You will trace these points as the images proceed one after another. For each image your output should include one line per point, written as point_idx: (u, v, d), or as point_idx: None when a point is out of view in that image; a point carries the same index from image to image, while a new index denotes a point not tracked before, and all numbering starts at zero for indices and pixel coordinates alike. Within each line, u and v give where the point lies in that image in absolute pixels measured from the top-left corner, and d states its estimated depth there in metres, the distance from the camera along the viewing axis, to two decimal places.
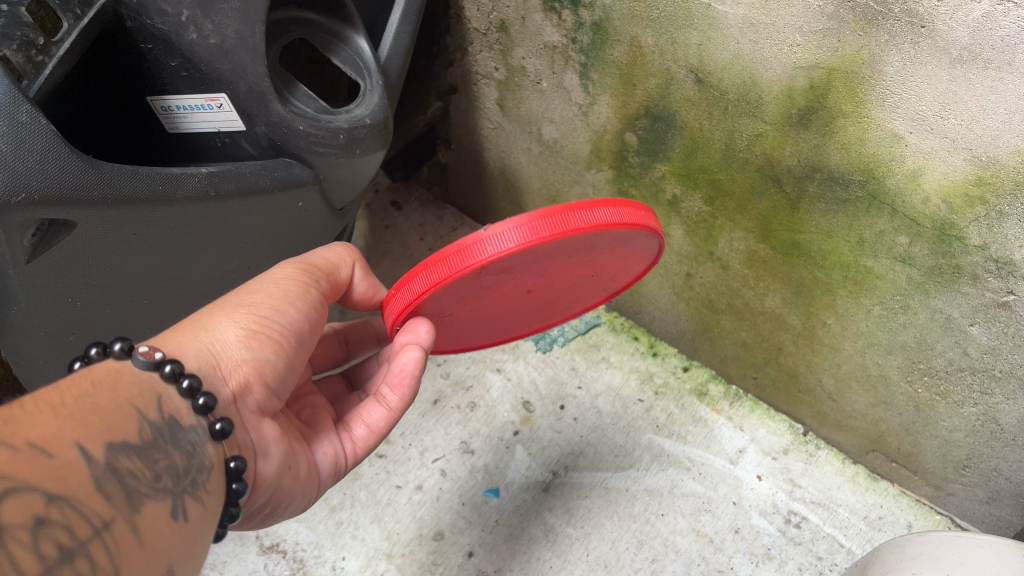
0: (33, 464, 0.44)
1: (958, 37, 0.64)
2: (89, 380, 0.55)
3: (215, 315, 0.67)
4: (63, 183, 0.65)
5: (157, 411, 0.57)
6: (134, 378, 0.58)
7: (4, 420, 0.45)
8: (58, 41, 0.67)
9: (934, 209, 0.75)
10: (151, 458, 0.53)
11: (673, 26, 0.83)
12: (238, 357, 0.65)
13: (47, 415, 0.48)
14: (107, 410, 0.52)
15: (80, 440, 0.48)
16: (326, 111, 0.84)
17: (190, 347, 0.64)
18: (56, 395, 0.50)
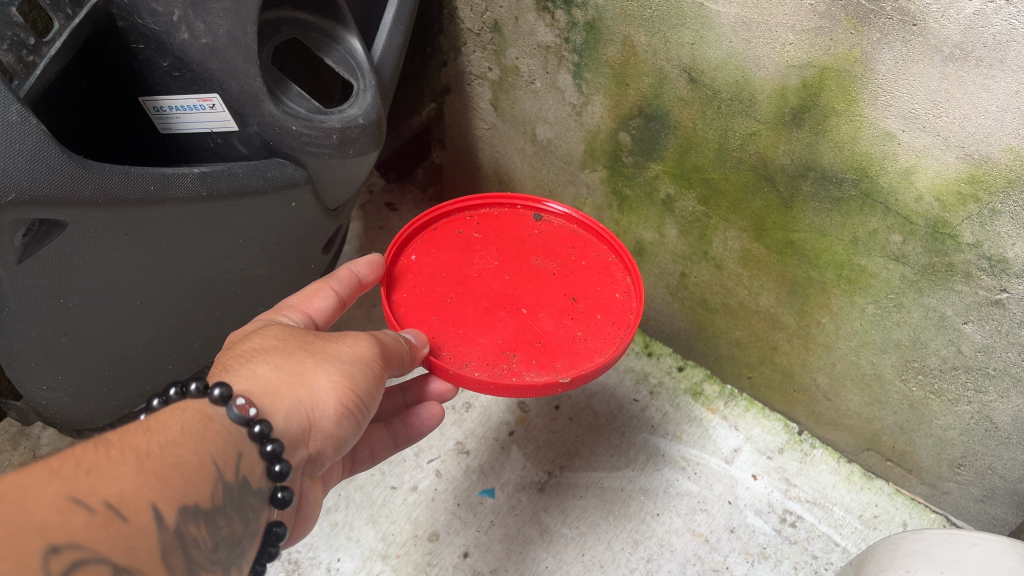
0: (107, 532, 0.47)
1: (950, 36, 0.64)
2: (179, 426, 0.56)
3: (315, 373, 0.65)
4: (53, 183, 0.64)
5: (234, 470, 0.57)
6: (221, 433, 0.58)
7: (88, 473, 0.49)
8: (49, 40, 0.67)
9: (927, 208, 0.75)
10: (214, 525, 0.55)
11: (666, 25, 0.83)
12: (326, 429, 0.65)
13: (130, 468, 0.50)
14: (187, 466, 0.54)
15: (156, 501, 0.50)
16: (319, 111, 0.84)
17: (287, 401, 0.63)
18: (144, 443, 0.53)
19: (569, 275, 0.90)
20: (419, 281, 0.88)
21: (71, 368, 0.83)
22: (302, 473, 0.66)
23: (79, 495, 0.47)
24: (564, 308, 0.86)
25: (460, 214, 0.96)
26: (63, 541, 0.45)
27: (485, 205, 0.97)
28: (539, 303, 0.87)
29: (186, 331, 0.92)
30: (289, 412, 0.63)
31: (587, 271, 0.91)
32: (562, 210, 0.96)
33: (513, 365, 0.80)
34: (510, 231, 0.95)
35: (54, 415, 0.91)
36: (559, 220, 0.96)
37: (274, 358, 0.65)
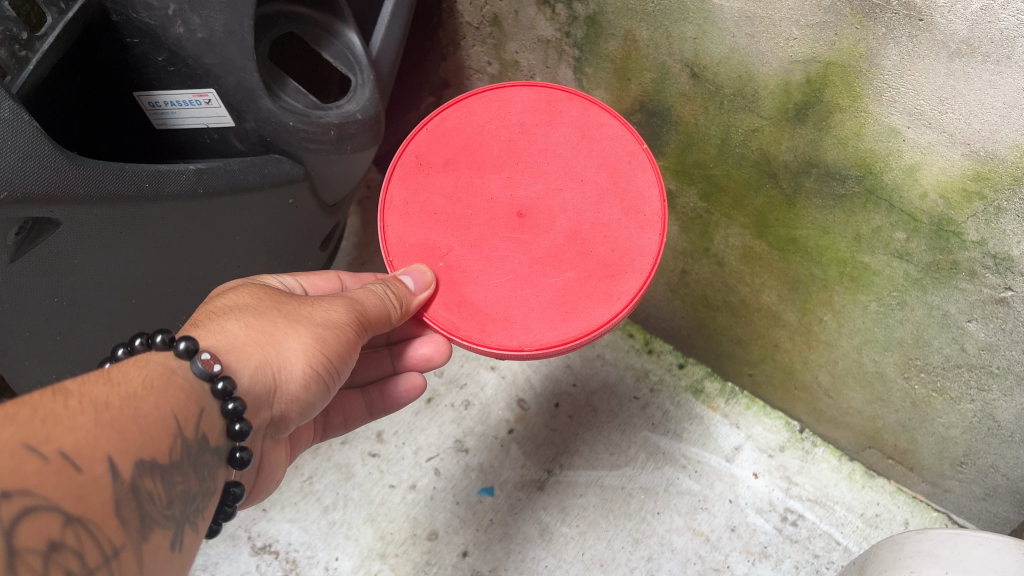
0: (59, 480, 0.47)
1: (956, 31, 0.63)
2: (141, 377, 0.56)
3: (287, 336, 0.68)
4: (47, 180, 0.63)
5: (193, 428, 0.58)
6: (193, 390, 0.59)
7: (43, 422, 0.48)
8: (42, 35, 0.66)
9: (932, 205, 0.75)
10: (170, 480, 0.55)
11: (668, 20, 0.81)
12: (291, 394, 0.68)
13: (88, 419, 0.50)
14: (147, 419, 0.54)
15: (112, 452, 0.50)
16: (317, 106, 0.83)
17: (256, 359, 0.65)
18: (103, 394, 0.52)
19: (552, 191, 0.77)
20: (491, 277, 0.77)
21: (67, 368, 0.83)
22: (266, 433, 0.70)
23: (31, 442, 0.46)
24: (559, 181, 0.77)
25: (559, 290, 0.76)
26: (14, 488, 0.45)
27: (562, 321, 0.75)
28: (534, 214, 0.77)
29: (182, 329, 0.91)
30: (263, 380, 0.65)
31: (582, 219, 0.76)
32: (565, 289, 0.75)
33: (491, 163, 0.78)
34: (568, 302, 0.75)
35: None
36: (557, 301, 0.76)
37: (248, 318, 0.68)
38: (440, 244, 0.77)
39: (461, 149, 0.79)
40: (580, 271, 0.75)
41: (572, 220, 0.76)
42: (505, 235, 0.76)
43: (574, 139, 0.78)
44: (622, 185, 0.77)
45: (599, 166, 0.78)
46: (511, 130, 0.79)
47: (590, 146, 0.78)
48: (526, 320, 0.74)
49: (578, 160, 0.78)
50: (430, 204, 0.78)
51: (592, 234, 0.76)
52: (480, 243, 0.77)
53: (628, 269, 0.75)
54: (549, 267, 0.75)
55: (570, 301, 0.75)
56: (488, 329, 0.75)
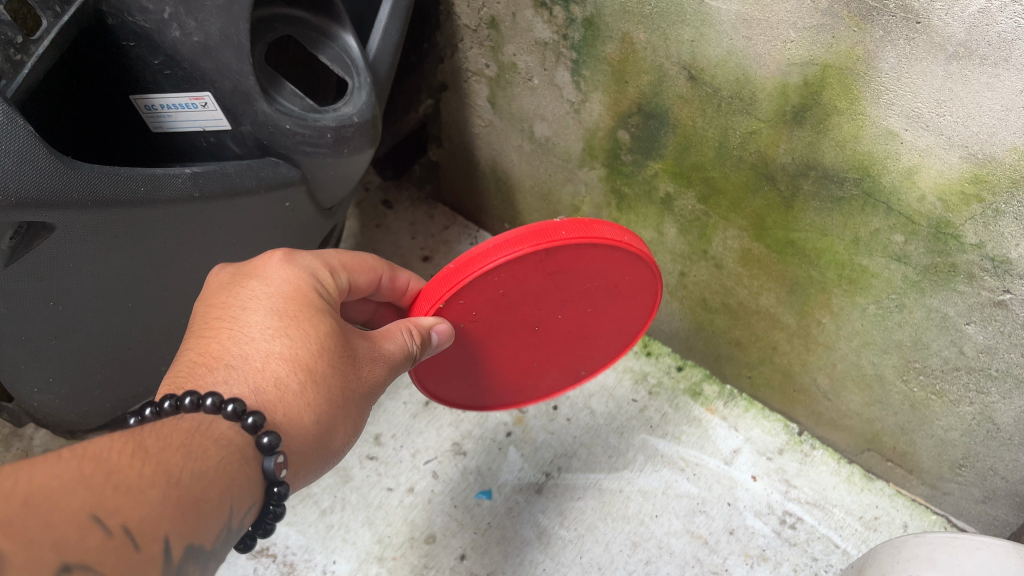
0: (117, 559, 0.43)
1: (954, 33, 0.63)
2: (215, 457, 0.53)
3: (337, 421, 0.65)
4: (41, 184, 0.63)
5: (242, 514, 0.54)
6: (250, 478, 0.56)
7: (114, 490, 0.45)
8: (37, 39, 0.65)
9: (930, 208, 0.74)
10: (211, 570, 0.51)
11: (666, 22, 0.81)
12: (330, 454, 0.66)
13: (155, 494, 0.47)
14: (209, 504, 0.50)
15: (170, 535, 0.46)
16: (313, 109, 0.83)
17: (305, 450, 0.63)
18: (176, 469, 0.50)
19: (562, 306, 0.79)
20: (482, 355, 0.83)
21: (64, 371, 0.82)
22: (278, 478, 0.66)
23: (99, 513, 0.43)
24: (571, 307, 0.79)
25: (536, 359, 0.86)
26: (76, 561, 0.41)
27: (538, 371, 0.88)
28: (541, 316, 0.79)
29: (179, 332, 0.91)
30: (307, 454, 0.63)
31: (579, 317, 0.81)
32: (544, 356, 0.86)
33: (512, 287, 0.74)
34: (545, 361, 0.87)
35: (47, 418, 0.90)
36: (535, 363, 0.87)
37: (298, 371, 0.63)
38: (467, 317, 0.76)
39: (535, 268, 0.72)
40: (538, 361, 0.87)
41: (561, 339, 0.84)
42: (513, 334, 0.81)
43: (616, 297, 0.81)
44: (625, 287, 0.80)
45: (620, 291, 0.80)
46: (587, 276, 0.76)
47: (625, 302, 0.82)
48: (465, 378, 0.87)
49: (612, 302, 0.81)
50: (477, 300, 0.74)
51: (572, 348, 0.86)
52: (493, 329, 0.79)
53: (574, 368, 0.91)
54: (519, 355, 0.85)
55: (515, 371, 0.87)
56: (439, 373, 0.85)
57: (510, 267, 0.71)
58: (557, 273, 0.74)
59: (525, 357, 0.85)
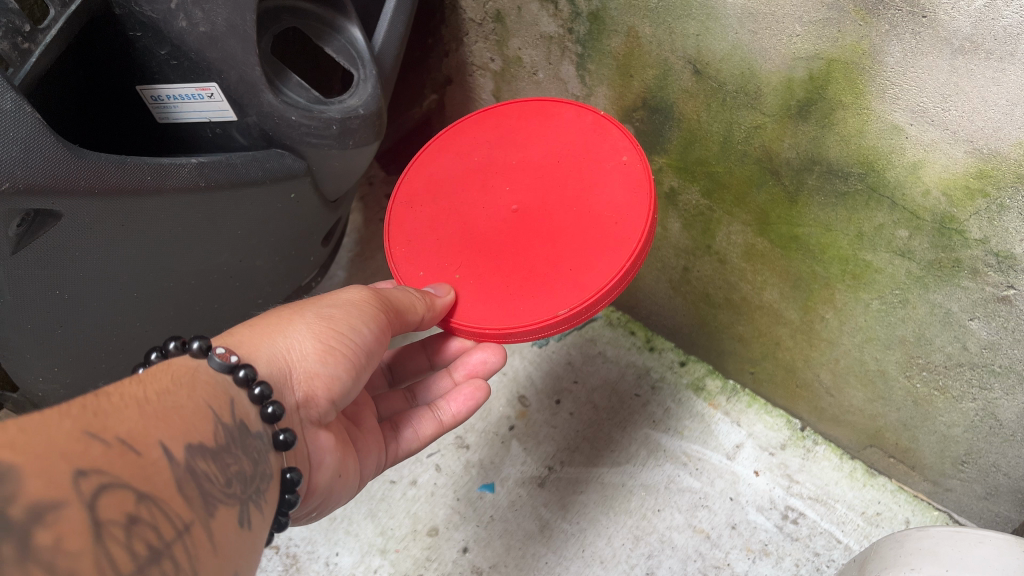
0: (124, 462, 0.48)
1: (960, 28, 0.63)
2: (169, 376, 0.60)
3: (294, 322, 0.73)
4: (47, 172, 0.63)
5: (229, 414, 0.61)
6: (204, 374, 0.63)
7: (96, 414, 0.50)
8: (45, 28, 0.66)
9: (934, 202, 0.74)
10: (223, 462, 0.57)
11: (671, 17, 0.81)
12: (310, 369, 0.71)
13: (133, 410, 0.52)
14: (186, 409, 0.57)
15: (163, 438, 0.52)
16: (319, 101, 0.83)
17: (266, 349, 0.71)
18: (139, 391, 0.55)
19: (515, 180, 0.81)
20: (515, 274, 0.76)
21: (69, 360, 0.83)
22: (301, 418, 0.72)
23: (93, 430, 0.48)
24: (523, 178, 0.80)
25: (570, 238, 0.75)
26: (88, 466, 0.45)
27: (594, 257, 0.74)
28: (511, 201, 0.80)
29: (184, 323, 0.92)
30: (277, 355, 0.71)
31: (555, 180, 0.79)
32: (581, 234, 0.75)
33: (444, 207, 0.83)
34: (591, 235, 0.75)
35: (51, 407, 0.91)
36: (581, 243, 0.75)
37: (258, 318, 0.74)
38: (452, 267, 0.80)
39: (452, 186, 0.83)
40: (576, 188, 0.78)
41: (563, 168, 0.80)
42: (512, 229, 0.78)
43: (556, 144, 0.81)
44: (550, 135, 0.82)
45: (553, 140, 0.82)
46: (484, 154, 0.84)
47: (556, 135, 0.82)
48: (555, 294, 0.73)
49: (548, 148, 0.82)
50: (428, 243, 0.82)
51: (588, 160, 0.79)
52: (490, 244, 0.79)
53: (613, 170, 0.78)
54: (550, 223, 0.77)
55: (588, 228, 0.75)
56: (539, 299, 0.74)
57: (425, 197, 0.84)
58: (469, 169, 0.84)
59: (553, 248, 0.76)
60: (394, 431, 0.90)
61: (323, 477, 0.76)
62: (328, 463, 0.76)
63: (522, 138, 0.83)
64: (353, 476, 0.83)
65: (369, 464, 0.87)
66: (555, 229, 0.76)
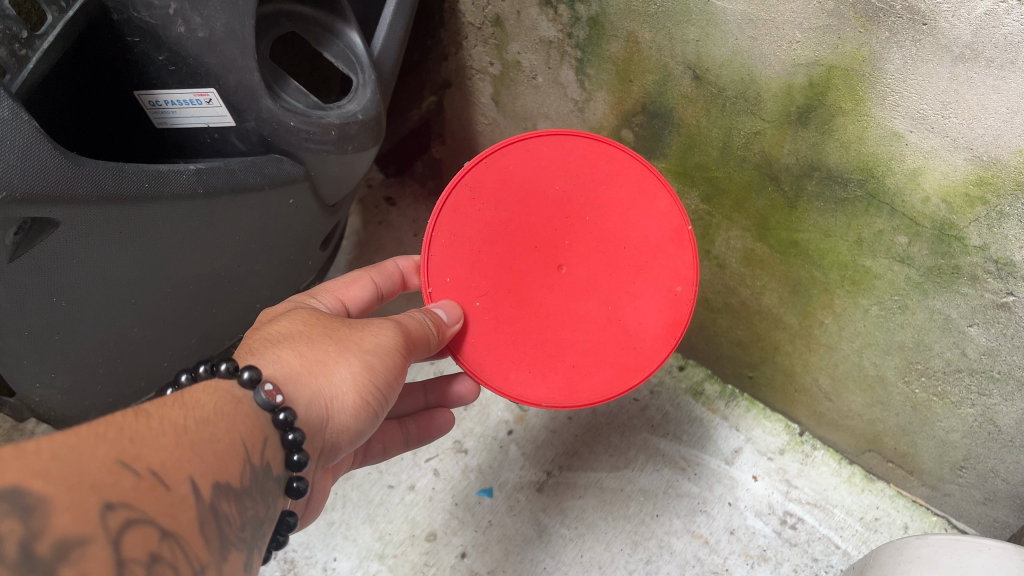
0: (151, 495, 0.47)
1: (960, 35, 0.63)
2: (211, 404, 0.58)
3: (336, 363, 0.70)
4: (45, 180, 0.63)
5: (259, 453, 0.59)
6: (251, 414, 0.60)
7: (131, 442, 0.48)
8: (42, 34, 0.66)
9: (934, 209, 0.74)
10: (243, 504, 0.55)
11: (671, 22, 0.81)
12: (344, 424, 0.69)
13: (170, 441, 0.51)
14: (219, 444, 0.55)
15: (193, 474, 0.51)
16: (318, 106, 0.83)
17: (309, 391, 0.67)
18: (180, 420, 0.54)
19: (574, 241, 0.80)
20: (520, 339, 0.80)
21: (66, 366, 0.83)
22: (317, 462, 0.70)
23: (125, 459, 0.47)
24: (589, 240, 0.80)
25: (584, 338, 0.80)
26: (117, 499, 0.44)
27: (594, 369, 0.81)
28: (561, 258, 0.80)
29: (182, 328, 0.92)
30: (314, 399, 0.67)
31: (609, 266, 0.80)
32: (595, 339, 0.80)
33: (501, 223, 0.80)
34: (598, 343, 0.81)
35: (48, 413, 0.90)
36: (590, 347, 0.81)
37: (300, 346, 0.70)
38: (479, 293, 0.80)
39: (514, 202, 0.80)
40: (622, 294, 0.80)
41: (625, 259, 0.80)
42: (546, 292, 0.80)
43: (629, 220, 0.80)
44: (633, 205, 0.80)
45: (630, 210, 0.80)
46: (563, 188, 0.80)
47: (636, 212, 0.80)
48: (548, 380, 0.81)
49: (625, 222, 0.80)
50: (466, 254, 0.80)
51: (643, 261, 0.80)
52: (520, 293, 0.80)
53: (662, 290, 0.80)
54: (579, 308, 0.80)
55: (608, 343, 0.81)
56: (530, 376, 0.81)
57: (483, 197, 0.80)
58: (543, 191, 0.80)
59: (566, 334, 0.80)
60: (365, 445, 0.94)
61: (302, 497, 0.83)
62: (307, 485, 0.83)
63: (607, 191, 0.80)
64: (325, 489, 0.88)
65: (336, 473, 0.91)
66: (581, 314, 0.80)
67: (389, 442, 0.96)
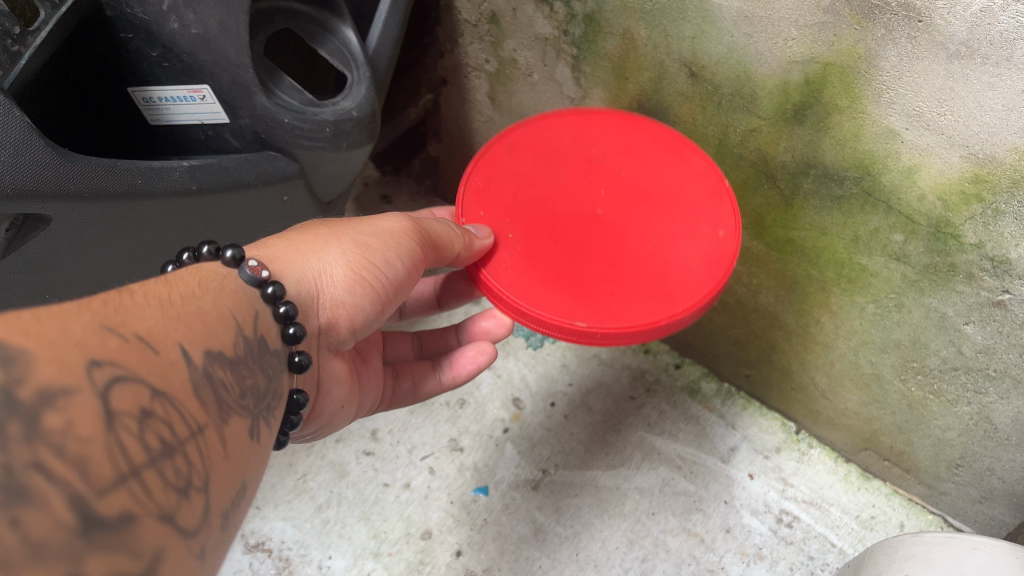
0: (140, 357, 0.45)
1: (956, 32, 0.63)
2: (196, 281, 0.58)
3: (329, 245, 0.73)
4: (35, 177, 0.62)
5: (251, 327, 0.59)
6: (235, 287, 0.61)
7: (116, 311, 0.47)
8: (34, 30, 0.65)
9: (930, 207, 0.74)
10: (240, 373, 0.55)
11: (667, 19, 0.81)
12: (337, 297, 0.72)
13: (156, 312, 0.50)
14: (208, 315, 0.55)
15: (183, 341, 0.50)
16: (313, 103, 0.82)
17: (297, 271, 0.70)
18: (165, 292, 0.53)
19: (612, 193, 0.80)
20: (547, 276, 0.76)
21: None
22: (320, 341, 0.74)
23: (110, 324, 0.45)
24: (628, 192, 0.80)
25: (625, 235, 0.78)
26: (103, 357, 0.43)
27: (626, 258, 0.77)
28: (602, 207, 0.79)
29: None
30: (304, 279, 0.70)
31: (652, 215, 0.79)
32: (641, 252, 0.77)
33: (536, 173, 0.82)
34: (635, 261, 0.76)
35: None
36: (629, 264, 0.76)
37: (291, 235, 0.73)
38: (510, 226, 0.79)
39: (547, 159, 0.83)
40: (661, 241, 0.78)
41: (662, 208, 0.80)
42: (588, 232, 0.78)
43: (661, 173, 0.81)
44: (659, 172, 0.82)
45: (661, 164, 0.82)
46: (603, 148, 0.84)
47: (670, 172, 0.82)
48: (575, 311, 0.73)
49: (661, 181, 0.81)
50: (503, 194, 0.81)
51: (680, 212, 0.79)
52: (554, 231, 0.78)
53: (703, 237, 0.78)
54: (619, 245, 0.77)
55: (648, 273, 0.76)
56: (564, 299, 0.74)
57: (519, 156, 0.83)
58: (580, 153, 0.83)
59: (599, 272, 0.76)
60: (394, 379, 0.97)
61: (326, 407, 0.83)
62: (334, 394, 0.83)
63: (631, 152, 0.83)
64: (351, 411, 0.89)
65: (366, 403, 0.93)
66: (620, 258, 0.77)
67: (420, 380, 0.98)
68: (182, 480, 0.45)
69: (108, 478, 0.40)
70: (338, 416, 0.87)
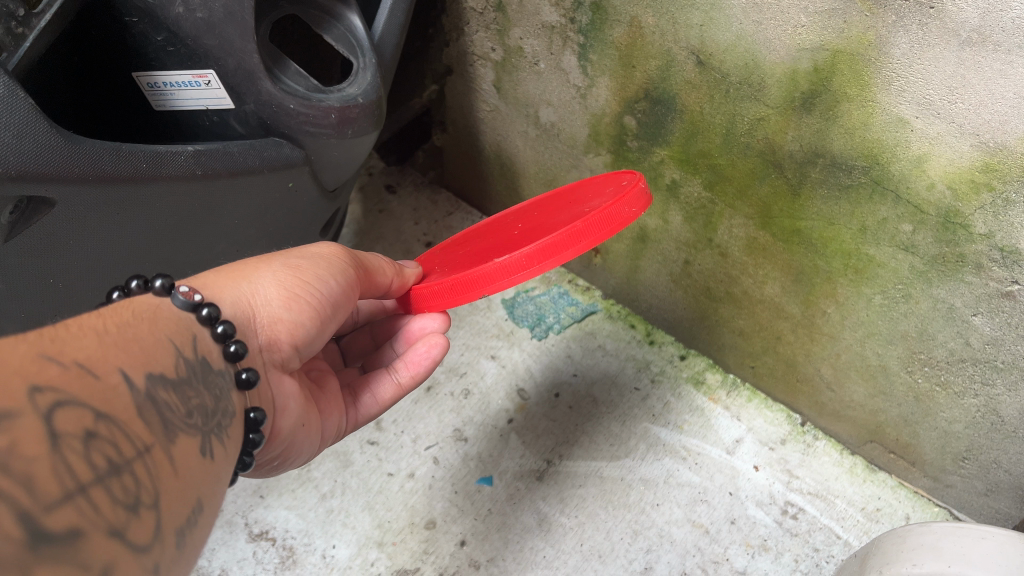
0: (82, 384, 0.43)
1: (967, 19, 0.62)
2: (130, 310, 0.55)
3: (259, 269, 0.71)
4: (42, 158, 0.62)
5: (191, 350, 0.57)
6: (173, 316, 0.59)
7: (52, 340, 0.44)
8: (39, 11, 0.65)
9: (939, 196, 0.73)
10: (185, 394, 0.52)
11: (675, 6, 0.80)
12: (274, 314, 0.69)
13: (93, 339, 0.47)
14: (147, 340, 0.52)
15: (123, 366, 0.47)
16: (318, 89, 0.82)
17: (229, 295, 0.68)
18: (100, 323, 0.51)
19: (531, 218, 0.85)
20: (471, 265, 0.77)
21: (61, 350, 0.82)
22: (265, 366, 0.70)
23: (48, 353, 0.42)
24: (544, 212, 0.85)
25: (540, 224, 0.80)
26: (44, 383, 0.40)
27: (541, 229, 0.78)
28: (521, 225, 0.84)
29: None
30: (236, 302, 0.68)
31: (565, 209, 0.82)
32: (554, 222, 0.78)
33: (469, 240, 0.91)
34: (549, 227, 0.77)
35: None
36: (543, 230, 0.77)
37: (220, 268, 0.71)
38: (443, 268, 0.84)
39: (479, 232, 0.92)
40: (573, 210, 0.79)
41: (573, 203, 0.82)
42: (509, 237, 0.81)
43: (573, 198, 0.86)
44: (575, 194, 0.87)
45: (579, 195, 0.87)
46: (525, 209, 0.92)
47: (584, 192, 0.86)
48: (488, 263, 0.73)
49: (575, 196, 0.85)
50: (441, 259, 0.89)
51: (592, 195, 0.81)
52: (476, 251, 0.82)
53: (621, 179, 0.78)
54: (536, 228, 0.79)
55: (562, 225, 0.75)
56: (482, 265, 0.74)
57: (453, 243, 0.93)
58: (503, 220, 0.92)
59: (516, 244, 0.77)
60: (353, 396, 0.89)
61: (287, 425, 0.74)
62: (292, 411, 0.74)
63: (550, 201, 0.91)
64: (315, 431, 0.81)
65: (327, 429, 0.84)
66: (535, 232, 0.78)
67: (377, 390, 0.90)
68: (130, 497, 0.42)
69: (53, 496, 0.37)
70: (301, 436, 0.77)
